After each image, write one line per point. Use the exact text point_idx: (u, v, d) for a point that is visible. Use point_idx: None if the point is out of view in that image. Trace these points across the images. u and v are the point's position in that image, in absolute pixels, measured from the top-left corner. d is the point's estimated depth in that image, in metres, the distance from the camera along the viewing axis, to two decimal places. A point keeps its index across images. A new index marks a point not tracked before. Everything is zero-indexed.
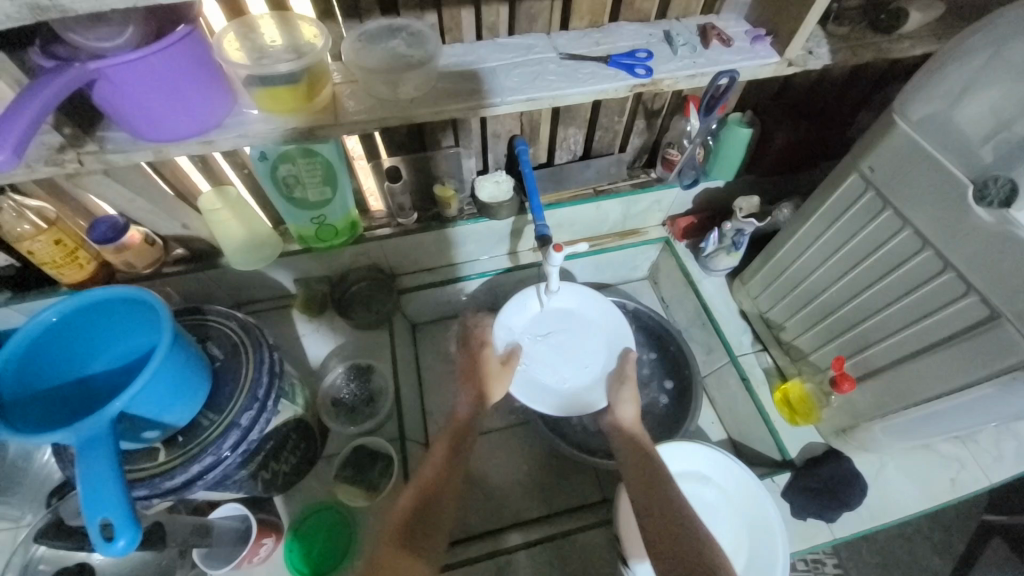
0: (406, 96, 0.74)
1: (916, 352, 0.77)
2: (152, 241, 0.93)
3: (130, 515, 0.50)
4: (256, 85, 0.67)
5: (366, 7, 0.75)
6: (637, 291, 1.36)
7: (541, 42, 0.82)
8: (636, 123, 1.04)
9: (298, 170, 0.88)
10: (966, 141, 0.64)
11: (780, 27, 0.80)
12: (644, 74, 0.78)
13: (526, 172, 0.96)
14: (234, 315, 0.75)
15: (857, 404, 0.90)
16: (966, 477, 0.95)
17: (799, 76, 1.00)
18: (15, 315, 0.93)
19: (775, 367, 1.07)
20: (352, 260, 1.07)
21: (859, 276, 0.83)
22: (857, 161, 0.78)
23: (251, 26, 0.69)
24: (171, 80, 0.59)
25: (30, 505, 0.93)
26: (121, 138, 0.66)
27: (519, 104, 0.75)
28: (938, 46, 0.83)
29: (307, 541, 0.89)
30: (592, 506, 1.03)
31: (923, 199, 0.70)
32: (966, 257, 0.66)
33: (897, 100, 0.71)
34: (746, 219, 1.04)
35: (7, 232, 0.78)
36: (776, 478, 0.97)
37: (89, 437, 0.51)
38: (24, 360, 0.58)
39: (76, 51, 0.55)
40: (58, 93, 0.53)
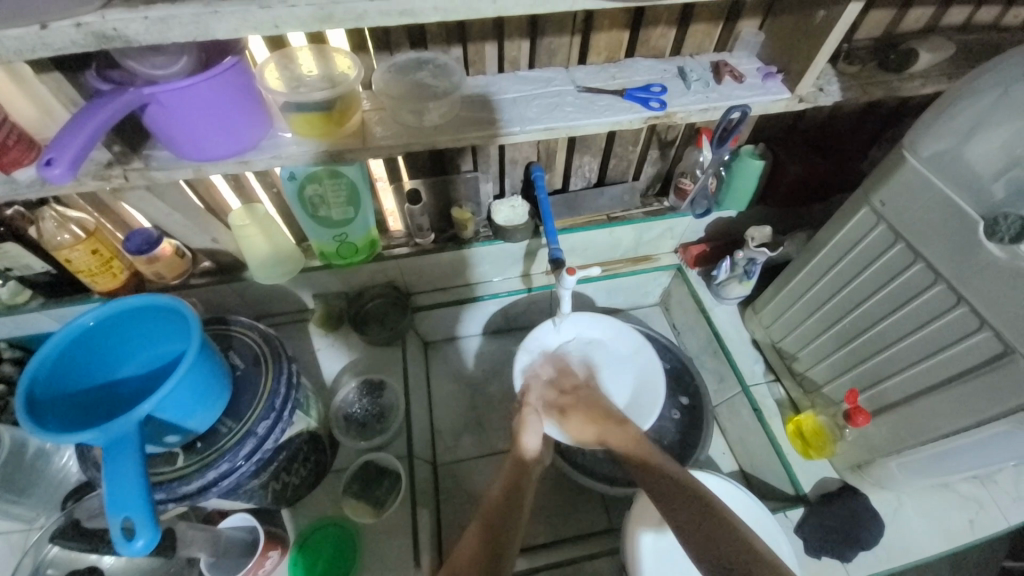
0: (431, 124, 0.78)
1: (933, 386, 0.77)
2: (182, 253, 0.98)
3: (151, 516, 0.52)
4: (292, 111, 0.72)
5: (397, 41, 0.80)
6: (648, 317, 1.37)
7: (559, 76, 0.86)
8: (650, 153, 1.07)
9: (323, 190, 0.93)
10: (976, 178, 0.66)
11: (791, 65, 0.83)
12: (658, 107, 0.81)
13: (541, 197, 0.99)
14: (256, 326, 0.78)
15: (872, 438, 0.88)
16: (984, 518, 0.92)
17: (811, 112, 1.02)
18: (47, 320, 0.97)
19: (788, 398, 1.05)
20: (369, 277, 1.10)
21: (873, 308, 0.83)
22: (867, 195, 0.79)
23: (290, 57, 0.74)
24: (215, 105, 0.64)
25: (44, 507, 0.94)
26: (164, 157, 0.71)
27: (537, 133, 0.79)
28: (947, 85, 0.85)
29: (312, 556, 0.88)
30: (599, 534, 1.01)
31: (935, 232, 0.70)
32: (980, 291, 0.66)
33: (907, 136, 0.72)
34: (758, 249, 1.05)
35: (50, 241, 0.83)
36: (789, 513, 0.94)
37: (117, 437, 0.53)
38: (60, 362, 0.61)
39: (131, 77, 0.60)
40: (114, 114, 0.58)
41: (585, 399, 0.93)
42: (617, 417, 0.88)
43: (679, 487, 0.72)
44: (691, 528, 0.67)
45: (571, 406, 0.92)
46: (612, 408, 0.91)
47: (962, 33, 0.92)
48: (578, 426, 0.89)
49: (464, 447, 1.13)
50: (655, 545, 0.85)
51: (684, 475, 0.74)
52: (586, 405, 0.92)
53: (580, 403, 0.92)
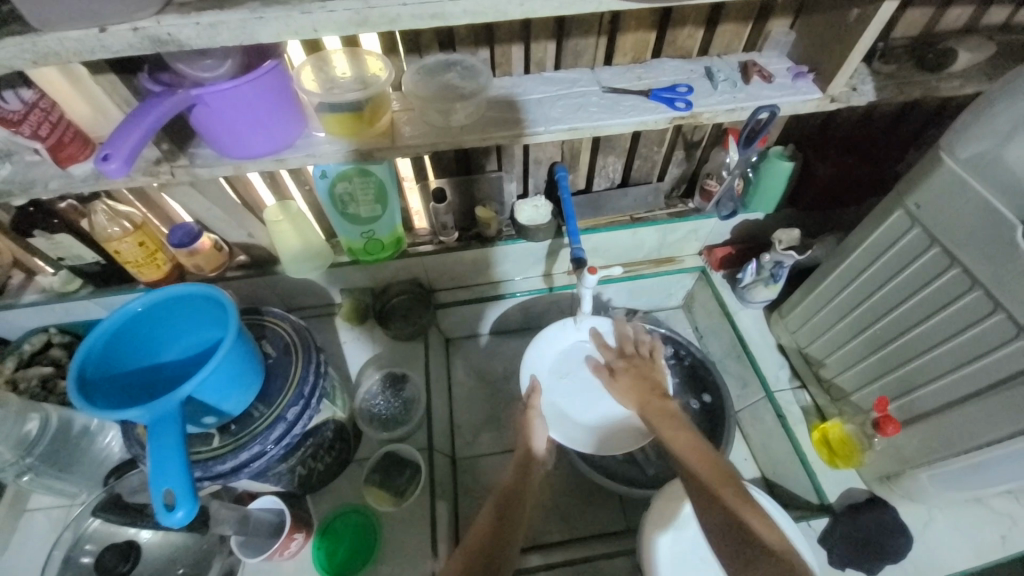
0: (457, 124, 0.80)
1: (968, 396, 0.74)
2: (220, 247, 1.02)
3: (189, 489, 0.55)
4: (326, 111, 0.75)
5: (426, 44, 0.83)
6: (670, 320, 1.36)
7: (585, 77, 0.87)
8: (675, 154, 1.07)
9: (353, 188, 0.96)
10: (1016, 181, 0.63)
11: (823, 64, 0.82)
12: (684, 108, 0.81)
13: (564, 197, 1.00)
14: (288, 317, 0.82)
15: (902, 449, 0.86)
16: (1021, 536, 0.88)
17: (843, 113, 1.00)
18: (96, 308, 1.03)
19: (814, 405, 1.03)
20: (395, 273, 1.13)
21: (906, 314, 0.80)
22: (901, 198, 0.77)
23: (325, 60, 0.77)
24: (256, 105, 0.67)
25: (87, 484, 1.00)
26: (207, 155, 0.75)
27: (562, 133, 0.80)
28: (988, 85, 0.82)
29: (334, 541, 0.92)
30: (615, 535, 1.01)
31: (972, 236, 0.68)
32: (1019, 299, 0.64)
33: (944, 137, 0.70)
34: (785, 252, 1.03)
35: (101, 233, 0.88)
36: (813, 522, 0.91)
37: (161, 415, 0.57)
38: (110, 344, 0.65)
39: (180, 79, 0.64)
40: (164, 114, 0.62)
41: (630, 371, 0.97)
42: (662, 392, 0.92)
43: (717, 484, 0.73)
44: (727, 529, 0.68)
45: (621, 371, 0.97)
46: (662, 383, 0.94)
47: (1007, 32, 0.89)
48: (623, 390, 0.96)
49: (482, 443, 1.15)
50: (671, 548, 0.85)
51: (709, 464, 0.76)
52: (635, 375, 0.96)
53: (634, 369, 0.97)
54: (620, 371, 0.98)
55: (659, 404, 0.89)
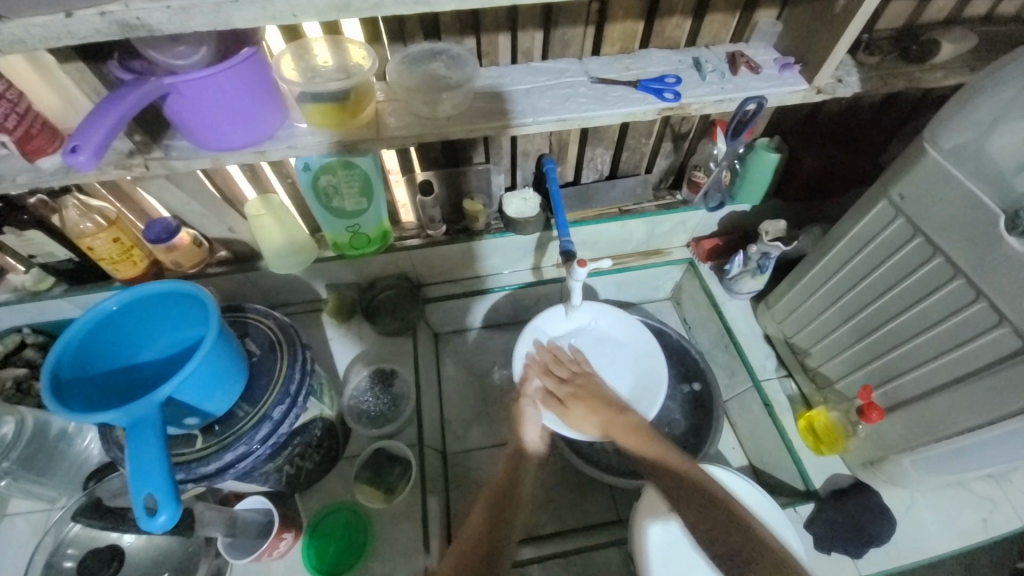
0: (444, 114, 0.78)
1: (950, 382, 0.75)
2: (200, 243, 1.00)
3: (171, 493, 0.53)
4: (307, 101, 0.73)
5: (410, 32, 0.81)
6: (659, 311, 1.36)
7: (573, 67, 0.86)
8: (664, 145, 1.07)
9: (338, 181, 0.94)
10: (996, 171, 0.64)
11: (809, 55, 0.82)
12: (673, 99, 0.80)
13: (553, 189, 0.99)
14: (272, 314, 0.80)
15: (885, 435, 0.87)
16: (999, 518, 0.91)
17: (828, 105, 1.00)
18: (70, 307, 1.00)
19: (799, 394, 1.04)
20: (382, 268, 1.11)
21: (890, 303, 0.81)
22: (886, 188, 0.78)
23: (306, 48, 0.74)
24: (234, 95, 0.65)
25: (66, 488, 0.97)
26: (183, 147, 0.72)
27: (550, 124, 0.79)
28: (970, 77, 0.83)
29: (324, 540, 0.91)
30: (606, 525, 1.02)
31: (954, 226, 0.69)
32: (1000, 287, 0.65)
33: (927, 129, 0.71)
34: (772, 243, 1.04)
35: (72, 229, 0.85)
36: (799, 508, 0.94)
37: (140, 417, 0.55)
38: (83, 345, 0.62)
39: (153, 67, 0.61)
40: (136, 104, 0.59)
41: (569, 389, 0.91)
42: (619, 405, 0.89)
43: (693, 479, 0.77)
44: (709, 528, 0.72)
45: (569, 398, 0.90)
46: (611, 396, 0.91)
47: (988, 25, 0.90)
48: (580, 417, 0.88)
49: (473, 438, 1.14)
50: (662, 538, 0.86)
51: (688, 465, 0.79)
52: (587, 394, 0.90)
53: (583, 390, 0.91)
54: (569, 398, 0.90)
55: (624, 434, 0.84)
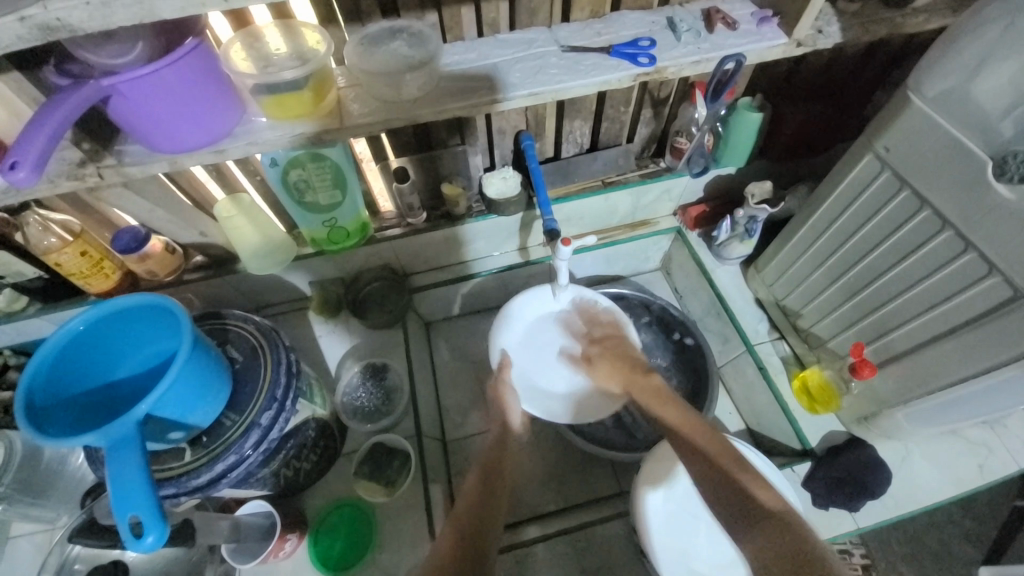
0: (410, 97, 0.74)
1: (941, 335, 0.75)
2: (173, 249, 0.96)
3: (157, 513, 0.52)
4: (263, 93, 0.69)
5: (368, 11, 0.76)
6: (650, 283, 1.35)
7: (542, 36, 0.82)
8: (643, 113, 1.03)
9: (308, 175, 0.90)
10: (983, 117, 0.62)
11: (787, 7, 0.78)
12: (647, 63, 0.76)
13: (532, 167, 0.96)
14: (251, 318, 0.77)
15: (879, 390, 0.88)
16: (994, 462, 0.92)
17: (809, 58, 0.97)
18: (46, 325, 0.97)
19: (792, 355, 1.04)
20: (364, 260, 1.08)
21: (881, 257, 0.80)
22: (871, 141, 0.76)
23: (256, 35, 0.70)
24: (182, 93, 0.61)
25: (65, 506, 0.97)
26: (137, 151, 0.69)
27: (522, 100, 0.76)
28: (953, 19, 0.80)
29: (330, 537, 0.91)
30: (609, 498, 1.03)
31: (940, 177, 0.68)
32: (989, 237, 0.64)
33: (911, 77, 0.68)
34: (759, 206, 1.02)
35: (35, 246, 0.82)
36: (797, 467, 0.95)
37: (118, 438, 0.53)
38: (54, 367, 0.60)
39: (89, 69, 0.57)
40: (74, 109, 0.55)
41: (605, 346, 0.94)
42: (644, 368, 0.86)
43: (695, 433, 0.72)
44: (726, 499, 0.64)
45: (596, 356, 0.93)
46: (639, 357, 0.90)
47: None
48: (604, 373, 0.91)
49: (472, 423, 1.14)
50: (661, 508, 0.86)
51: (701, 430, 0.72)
52: (612, 357, 0.91)
53: (610, 350, 0.93)
54: (595, 358, 0.93)
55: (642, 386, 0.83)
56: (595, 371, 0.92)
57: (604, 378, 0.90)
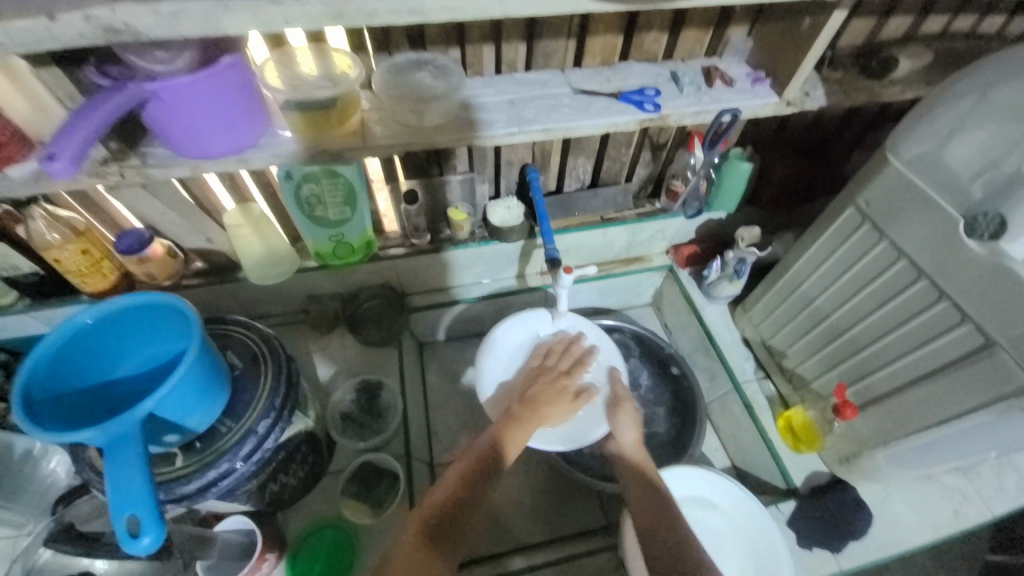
0: (431, 124, 0.78)
1: (917, 378, 0.79)
2: (175, 253, 0.96)
3: (156, 514, 0.51)
4: (292, 109, 0.72)
5: (396, 42, 0.81)
6: (640, 317, 1.39)
7: (556, 79, 0.88)
8: (642, 155, 1.10)
9: (321, 190, 0.93)
10: (956, 178, 0.69)
11: (778, 70, 0.86)
12: (652, 110, 0.83)
13: (537, 198, 1.01)
14: (253, 325, 0.77)
15: (860, 431, 0.91)
16: (969, 508, 0.95)
17: (795, 118, 1.06)
18: (34, 322, 0.94)
19: (778, 395, 1.08)
20: (365, 278, 1.10)
21: (862, 303, 0.85)
22: (853, 195, 0.82)
23: (290, 57, 0.74)
24: (218, 102, 0.64)
25: (34, 512, 0.91)
26: (162, 154, 0.70)
27: (536, 134, 0.80)
28: (926, 91, 0.88)
29: (308, 561, 0.87)
30: (596, 531, 1.02)
31: (916, 231, 0.74)
32: (962, 289, 0.69)
33: (889, 139, 0.75)
34: (749, 248, 1.08)
35: (38, 240, 0.82)
36: (781, 506, 0.96)
37: (119, 435, 0.52)
38: (53, 361, 0.59)
39: (132, 73, 0.59)
40: (116, 109, 0.57)
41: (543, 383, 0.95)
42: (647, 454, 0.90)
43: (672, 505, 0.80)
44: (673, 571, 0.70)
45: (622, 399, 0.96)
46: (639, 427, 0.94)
47: (941, 41, 0.96)
48: (627, 420, 0.93)
49: (461, 448, 1.13)
50: None
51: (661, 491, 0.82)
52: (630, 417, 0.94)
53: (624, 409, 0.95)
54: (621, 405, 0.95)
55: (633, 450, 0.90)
56: (621, 418, 0.93)
57: (622, 430, 0.92)
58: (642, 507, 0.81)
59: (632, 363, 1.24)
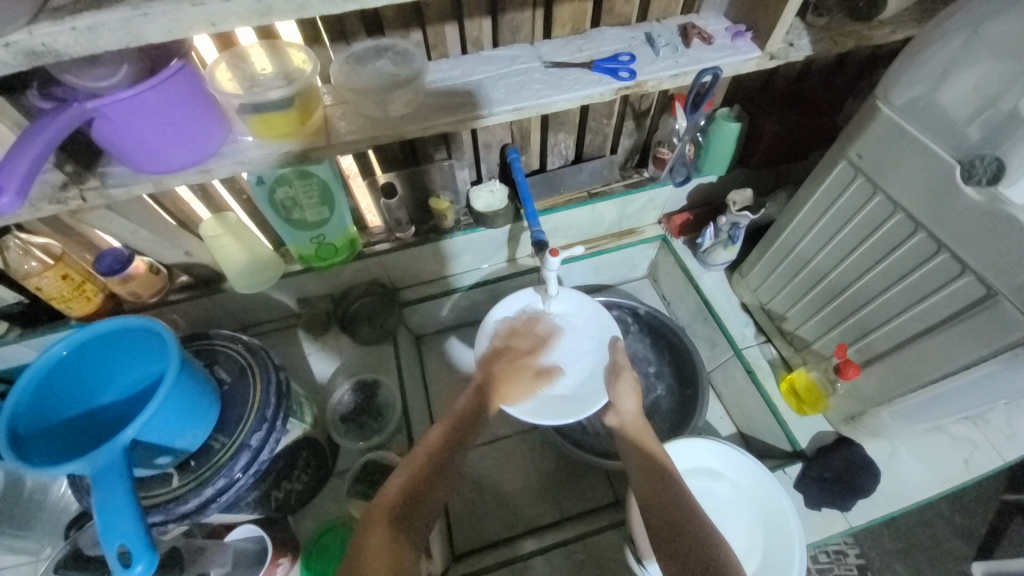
0: (396, 114, 0.75)
1: (918, 334, 0.78)
2: (157, 270, 0.95)
3: (146, 541, 0.51)
4: (249, 113, 0.69)
5: (352, 30, 0.77)
6: (638, 290, 1.37)
7: (525, 53, 0.84)
8: (625, 125, 1.06)
9: (295, 192, 0.90)
10: (952, 122, 0.65)
11: (759, 22, 0.81)
12: (628, 77, 0.78)
13: (519, 179, 0.98)
14: (239, 338, 0.77)
15: (864, 389, 0.90)
16: (980, 457, 0.95)
17: (783, 70, 1.01)
18: (27, 351, 0.94)
19: (779, 358, 1.06)
20: (353, 276, 1.08)
21: (858, 261, 0.83)
22: (845, 149, 0.79)
23: (241, 56, 0.70)
24: (168, 113, 0.61)
25: (49, 538, 0.93)
26: (121, 173, 0.68)
27: (507, 114, 0.77)
28: (918, 30, 0.83)
29: (323, 561, 0.89)
30: (605, 508, 1.03)
31: (912, 184, 0.70)
32: (960, 238, 0.66)
33: (880, 86, 0.71)
34: (741, 213, 1.05)
35: (15, 270, 0.80)
36: (788, 469, 0.97)
37: (103, 466, 0.52)
38: (35, 396, 0.59)
39: (72, 92, 0.57)
40: (59, 133, 0.55)
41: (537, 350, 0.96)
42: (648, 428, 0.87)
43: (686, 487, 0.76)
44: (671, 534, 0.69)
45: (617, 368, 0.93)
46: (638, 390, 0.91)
47: None
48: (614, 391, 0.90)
49: None
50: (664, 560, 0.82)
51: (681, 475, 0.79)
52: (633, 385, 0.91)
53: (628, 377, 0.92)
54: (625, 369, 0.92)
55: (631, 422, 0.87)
56: (621, 388, 0.90)
57: (624, 398, 0.89)
58: (649, 492, 0.76)
59: (631, 338, 1.23)
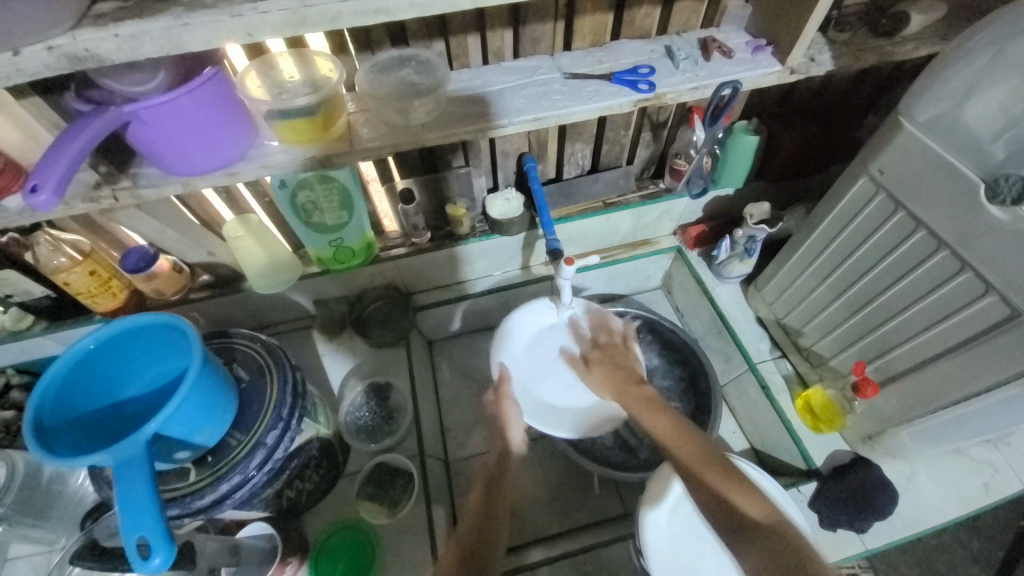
0: (417, 122, 0.77)
1: (940, 353, 0.76)
2: (180, 268, 0.98)
3: (164, 534, 0.52)
4: (276, 119, 0.71)
5: (377, 40, 0.79)
6: (650, 300, 1.37)
7: (545, 64, 0.85)
8: (643, 136, 1.06)
9: (316, 196, 0.92)
10: (975, 140, 0.64)
11: (780, 37, 0.82)
12: (647, 89, 0.79)
13: (536, 187, 0.98)
14: (257, 337, 0.78)
15: (881, 409, 0.88)
16: (1000, 481, 0.92)
17: (803, 84, 1.01)
18: (51, 344, 0.97)
19: (795, 373, 1.05)
20: (369, 280, 1.10)
21: (879, 276, 0.81)
22: (865, 164, 0.78)
23: (270, 64, 0.73)
24: (200, 117, 0.63)
25: (64, 528, 0.95)
26: (152, 174, 0.71)
27: (526, 124, 0.78)
28: (941, 46, 0.82)
29: (331, 561, 0.90)
30: (614, 520, 1.02)
31: (936, 202, 0.69)
32: (983, 256, 0.66)
33: (902, 103, 0.71)
34: (757, 226, 1.04)
35: (45, 265, 0.83)
36: (802, 488, 0.93)
37: (127, 458, 0.54)
38: (62, 387, 0.60)
39: (111, 95, 0.59)
40: (96, 135, 0.57)
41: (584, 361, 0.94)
42: (638, 379, 0.89)
43: (699, 467, 0.73)
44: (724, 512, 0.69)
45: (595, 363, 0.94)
46: (637, 371, 0.91)
47: None
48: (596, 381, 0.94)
49: (475, 442, 1.13)
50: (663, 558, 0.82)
51: (710, 459, 0.73)
52: (611, 363, 0.93)
53: (607, 358, 0.94)
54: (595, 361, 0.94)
55: (632, 402, 0.85)
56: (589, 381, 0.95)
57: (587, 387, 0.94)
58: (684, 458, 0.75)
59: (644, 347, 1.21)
